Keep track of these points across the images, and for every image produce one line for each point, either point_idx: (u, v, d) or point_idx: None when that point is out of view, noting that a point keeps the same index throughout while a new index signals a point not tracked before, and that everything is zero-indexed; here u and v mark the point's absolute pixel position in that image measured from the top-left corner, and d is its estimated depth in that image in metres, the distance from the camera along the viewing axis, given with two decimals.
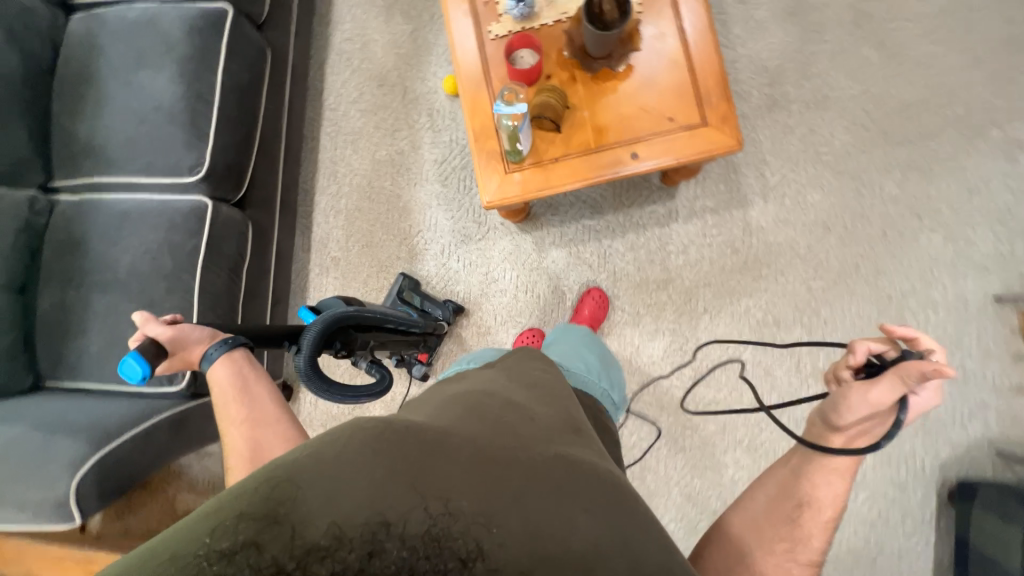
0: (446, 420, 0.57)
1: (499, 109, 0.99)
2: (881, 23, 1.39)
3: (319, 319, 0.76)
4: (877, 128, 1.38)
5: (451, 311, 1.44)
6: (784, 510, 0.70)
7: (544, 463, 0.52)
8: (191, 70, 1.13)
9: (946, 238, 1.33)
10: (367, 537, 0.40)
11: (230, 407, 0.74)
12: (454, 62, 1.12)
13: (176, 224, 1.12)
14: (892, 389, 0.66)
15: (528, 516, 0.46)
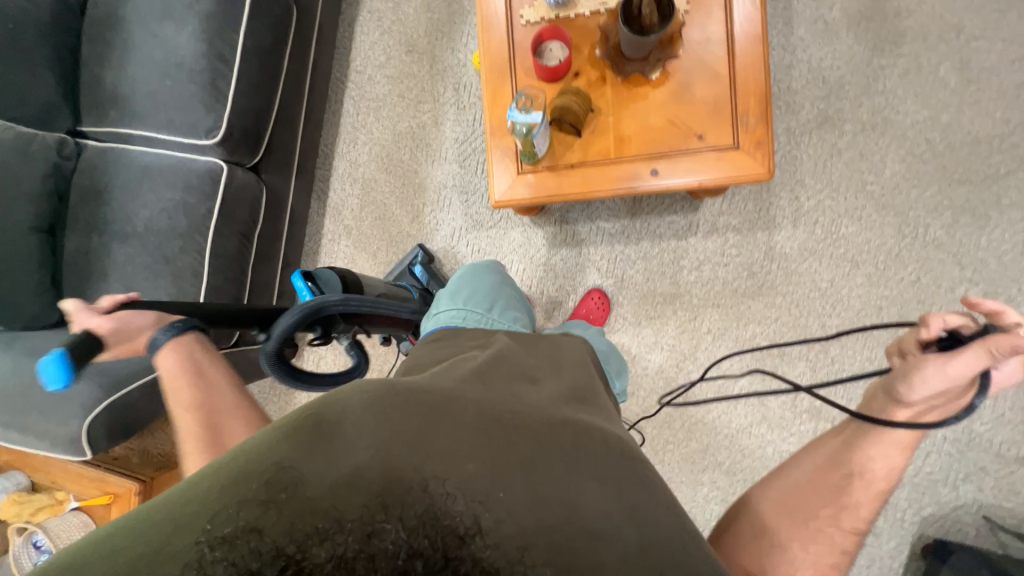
0: (451, 384, 0.62)
1: (513, 116, 0.94)
2: (967, 42, 1.23)
3: (293, 312, 0.79)
4: (935, 162, 1.25)
5: None
6: (832, 476, 0.67)
7: (541, 439, 0.54)
8: (215, 27, 1.11)
9: (986, 292, 1.23)
10: (367, 515, 0.42)
11: (182, 393, 0.80)
12: (480, 42, 1.05)
13: (192, 184, 1.15)
14: (975, 362, 0.61)
15: (528, 495, 0.48)
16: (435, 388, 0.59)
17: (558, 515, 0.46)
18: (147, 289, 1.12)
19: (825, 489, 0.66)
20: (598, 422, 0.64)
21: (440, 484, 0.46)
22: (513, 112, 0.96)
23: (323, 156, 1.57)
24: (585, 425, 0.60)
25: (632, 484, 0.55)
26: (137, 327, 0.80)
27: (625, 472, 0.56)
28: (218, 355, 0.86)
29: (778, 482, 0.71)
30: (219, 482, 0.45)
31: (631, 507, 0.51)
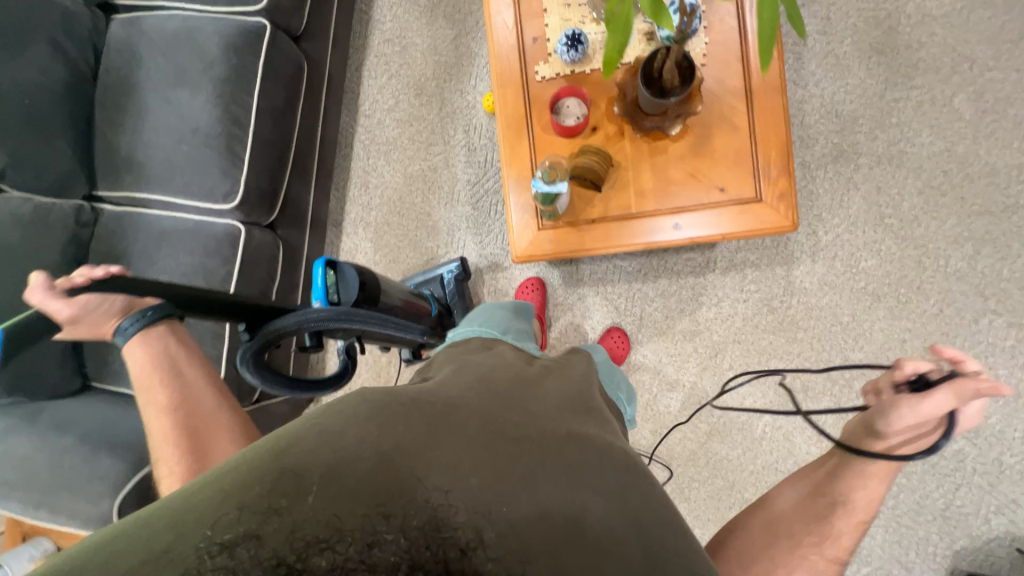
0: (455, 390, 0.61)
1: (537, 186, 0.94)
2: (981, 73, 1.23)
3: (286, 319, 0.74)
4: (953, 193, 1.24)
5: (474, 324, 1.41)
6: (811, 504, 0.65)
7: (550, 449, 0.53)
8: (229, 92, 1.12)
9: (1010, 323, 1.22)
10: (370, 522, 0.40)
11: (156, 390, 0.79)
12: (491, 62, 1.05)
13: (211, 247, 1.14)
14: (942, 404, 0.60)
15: (534, 507, 0.46)
16: (438, 396, 0.57)
17: (565, 533, 0.45)
18: None
19: (808, 517, 0.65)
20: (604, 435, 0.64)
21: (443, 489, 0.44)
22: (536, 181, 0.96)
23: (335, 200, 1.57)
24: (588, 436, 0.60)
25: (638, 502, 0.54)
26: (102, 314, 0.81)
27: (630, 486, 0.55)
28: (194, 356, 0.86)
29: (762, 512, 0.69)
30: (214, 483, 0.42)
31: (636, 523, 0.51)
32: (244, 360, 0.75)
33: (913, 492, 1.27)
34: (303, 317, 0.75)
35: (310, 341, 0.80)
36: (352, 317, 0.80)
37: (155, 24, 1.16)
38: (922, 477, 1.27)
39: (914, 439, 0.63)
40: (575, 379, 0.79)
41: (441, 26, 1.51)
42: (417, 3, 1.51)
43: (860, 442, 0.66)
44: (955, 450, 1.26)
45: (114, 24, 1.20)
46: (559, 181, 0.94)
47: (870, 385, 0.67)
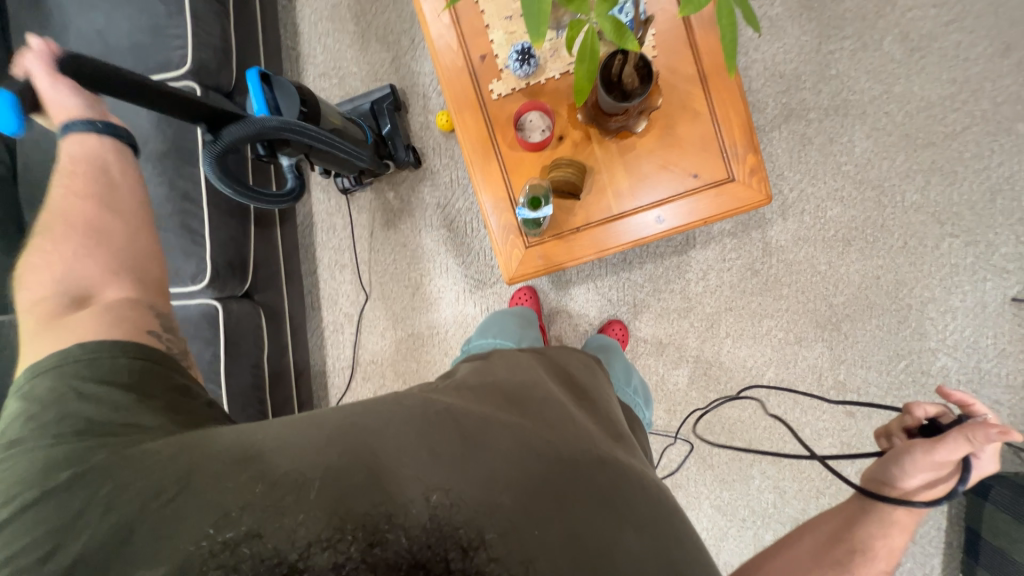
0: (489, 402, 0.60)
1: (522, 214, 0.96)
2: (903, 14, 1.29)
3: (244, 126, 0.81)
4: (899, 132, 1.31)
5: (408, 160, 1.40)
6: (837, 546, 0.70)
7: (572, 461, 0.53)
8: (173, 167, 1.06)
9: (967, 243, 1.31)
10: (375, 521, 0.43)
11: (77, 174, 0.72)
12: (434, 65, 1.02)
13: (190, 332, 1.08)
14: (957, 447, 0.68)
15: (550, 515, 0.47)
16: (473, 408, 0.57)
17: (571, 552, 0.45)
18: None
19: (829, 565, 0.68)
20: (637, 465, 0.61)
21: (452, 491, 0.46)
22: (521, 209, 0.96)
23: (304, 248, 1.51)
24: (619, 460, 0.58)
25: (666, 531, 0.51)
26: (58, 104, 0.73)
27: (659, 516, 0.53)
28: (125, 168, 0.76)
29: (787, 550, 0.72)
30: (239, 471, 0.47)
31: (666, 559, 0.48)
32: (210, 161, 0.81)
33: None
34: (258, 126, 0.82)
35: (262, 147, 0.91)
36: (302, 130, 0.88)
37: None
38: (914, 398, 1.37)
39: (933, 485, 0.70)
40: (601, 397, 0.76)
41: (376, 49, 1.44)
42: (347, 29, 1.45)
43: (882, 486, 0.72)
44: (940, 366, 1.34)
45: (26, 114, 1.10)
46: (543, 205, 0.96)
47: (883, 429, 0.81)
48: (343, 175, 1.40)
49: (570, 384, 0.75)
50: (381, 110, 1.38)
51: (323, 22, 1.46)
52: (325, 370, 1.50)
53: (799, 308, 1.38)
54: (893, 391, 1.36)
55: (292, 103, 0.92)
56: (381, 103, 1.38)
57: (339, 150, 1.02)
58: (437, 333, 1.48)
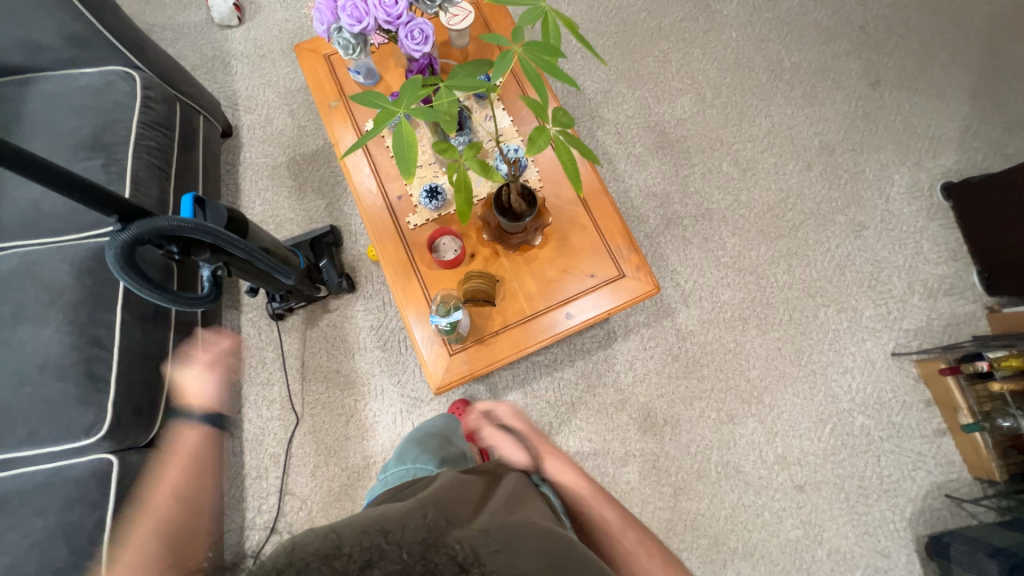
0: (435, 488, 0.67)
1: (436, 320, 1.03)
2: (730, 146, 1.68)
3: (142, 225, 0.80)
4: (756, 229, 1.60)
5: (342, 285, 1.49)
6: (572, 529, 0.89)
7: (518, 519, 0.62)
8: (84, 313, 1.03)
9: (838, 310, 1.53)
10: (382, 540, 0.51)
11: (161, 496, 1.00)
12: (357, 204, 1.18)
13: (73, 497, 0.94)
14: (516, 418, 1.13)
15: (527, 551, 0.56)
16: (424, 497, 0.63)
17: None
18: None
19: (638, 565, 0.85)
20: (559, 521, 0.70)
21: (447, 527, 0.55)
22: (435, 317, 1.04)
23: (228, 386, 1.45)
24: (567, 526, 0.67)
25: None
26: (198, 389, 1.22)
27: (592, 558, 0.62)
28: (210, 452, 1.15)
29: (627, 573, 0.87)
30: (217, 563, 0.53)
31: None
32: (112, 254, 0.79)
33: (851, 478, 1.40)
34: (164, 226, 0.83)
35: (178, 250, 0.91)
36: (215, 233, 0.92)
37: None
38: (849, 461, 1.42)
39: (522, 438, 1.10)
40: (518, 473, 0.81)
41: (311, 198, 1.63)
42: (285, 184, 1.64)
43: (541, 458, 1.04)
44: (860, 425, 1.44)
45: None
46: (454, 310, 1.04)
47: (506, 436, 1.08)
48: (276, 300, 1.44)
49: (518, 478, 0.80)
50: (318, 243, 1.51)
51: (262, 180, 1.65)
52: (245, 526, 1.34)
53: (722, 387, 1.47)
54: (830, 457, 1.42)
55: (222, 221, 1.01)
56: (320, 237, 1.52)
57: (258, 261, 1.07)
58: (373, 463, 1.39)
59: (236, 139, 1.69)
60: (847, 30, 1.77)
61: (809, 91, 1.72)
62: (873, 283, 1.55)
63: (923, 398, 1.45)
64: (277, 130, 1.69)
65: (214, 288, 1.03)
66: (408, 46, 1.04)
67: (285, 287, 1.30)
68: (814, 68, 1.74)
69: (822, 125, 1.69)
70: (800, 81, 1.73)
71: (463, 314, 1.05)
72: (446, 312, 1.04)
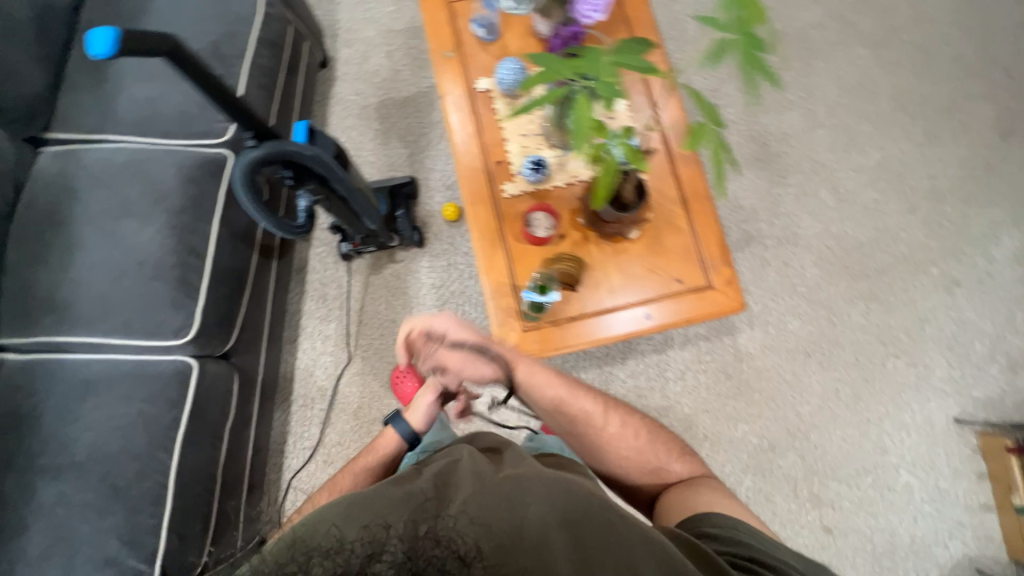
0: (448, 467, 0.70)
1: (531, 297, 1.05)
2: (832, 172, 1.59)
3: (272, 146, 0.81)
4: (840, 264, 1.53)
5: (413, 239, 1.49)
6: (556, 421, 0.96)
7: (522, 489, 0.64)
8: (186, 222, 1.06)
9: (908, 363, 1.47)
10: (382, 535, 0.56)
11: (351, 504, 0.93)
12: (455, 160, 1.17)
13: (157, 391, 0.99)
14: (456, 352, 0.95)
15: (530, 530, 0.59)
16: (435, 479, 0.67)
17: (539, 561, 0.56)
18: (90, 536, 0.91)
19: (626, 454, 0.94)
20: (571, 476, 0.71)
21: (442, 515, 0.59)
22: (529, 292, 1.05)
23: (290, 315, 1.49)
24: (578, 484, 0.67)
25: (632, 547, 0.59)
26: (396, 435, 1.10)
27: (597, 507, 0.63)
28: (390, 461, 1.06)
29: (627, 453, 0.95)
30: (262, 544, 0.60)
31: (630, 564, 0.58)
32: (243, 166, 0.80)
33: (881, 532, 1.38)
34: (289, 150, 0.84)
35: (290, 175, 0.92)
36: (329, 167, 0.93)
37: (95, 154, 1.09)
38: (883, 516, 1.39)
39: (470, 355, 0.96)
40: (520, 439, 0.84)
41: (395, 145, 1.62)
42: (371, 126, 1.63)
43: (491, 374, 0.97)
44: (903, 483, 1.41)
45: (43, 154, 1.10)
46: (549, 291, 1.05)
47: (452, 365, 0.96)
48: (348, 240, 1.44)
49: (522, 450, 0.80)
50: (396, 192, 1.50)
51: (351, 118, 1.64)
52: (286, 448, 1.40)
53: (770, 415, 1.45)
54: (864, 507, 1.40)
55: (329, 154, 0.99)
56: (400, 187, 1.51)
57: (353, 201, 1.08)
58: None
59: (331, 71, 1.67)
60: (989, 70, 1.63)
61: (931, 129, 1.60)
62: (951, 343, 1.48)
63: (976, 470, 1.40)
64: (372, 70, 1.67)
65: (309, 219, 1.03)
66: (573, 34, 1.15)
67: (365, 231, 1.29)
68: (942, 105, 1.62)
69: (936, 168, 1.58)
70: (925, 116, 1.61)
71: (557, 296, 1.07)
72: (541, 292, 1.05)
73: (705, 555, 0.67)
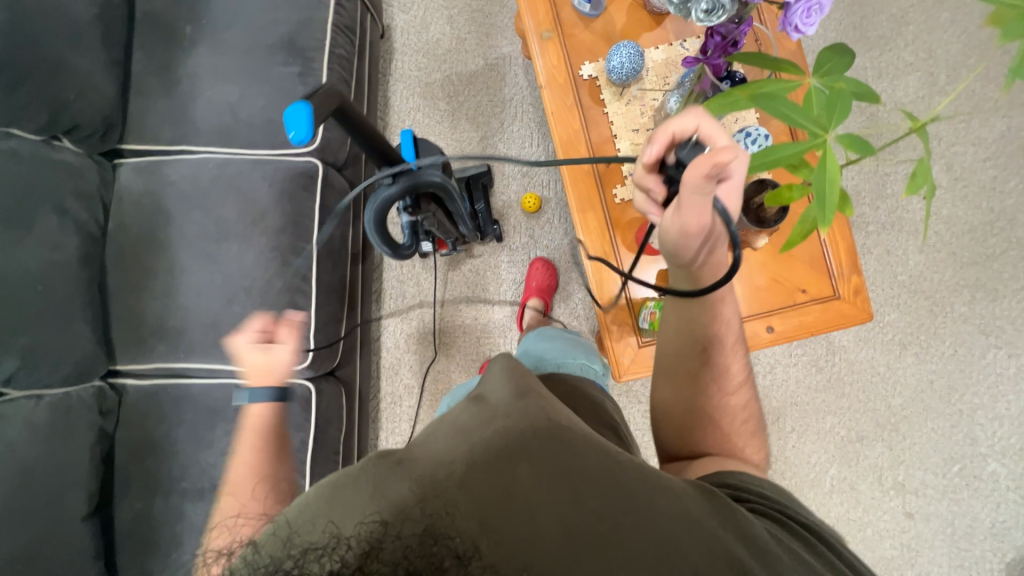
0: (445, 439, 0.52)
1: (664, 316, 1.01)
2: (947, 147, 1.44)
3: (403, 182, 0.75)
4: (947, 250, 1.43)
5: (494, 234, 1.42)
6: (679, 332, 0.70)
7: (522, 444, 0.50)
8: (287, 242, 1.01)
9: (1010, 355, 1.42)
10: (378, 529, 0.38)
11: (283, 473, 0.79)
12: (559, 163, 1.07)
13: (282, 415, 1.00)
14: (695, 217, 0.56)
15: (542, 495, 0.45)
16: (432, 455, 0.50)
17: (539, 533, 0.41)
18: None
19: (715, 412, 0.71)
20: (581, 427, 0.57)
21: (439, 507, 0.41)
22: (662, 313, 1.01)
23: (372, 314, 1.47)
24: (575, 434, 0.53)
25: (653, 517, 0.46)
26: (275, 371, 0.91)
27: (608, 465, 0.50)
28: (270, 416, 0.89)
29: (722, 407, 0.71)
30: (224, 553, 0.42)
31: (655, 537, 0.44)
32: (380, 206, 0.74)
33: (963, 517, 1.41)
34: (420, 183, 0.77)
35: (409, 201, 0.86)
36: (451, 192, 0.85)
37: (180, 168, 1.02)
38: (967, 502, 1.41)
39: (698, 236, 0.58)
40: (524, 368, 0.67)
41: (465, 127, 1.49)
42: (438, 106, 1.49)
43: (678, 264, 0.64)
44: (990, 471, 1.41)
45: (124, 170, 1.03)
46: None
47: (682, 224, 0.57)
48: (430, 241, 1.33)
49: (531, 386, 0.63)
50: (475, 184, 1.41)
51: (415, 97, 1.50)
52: (380, 444, 1.44)
53: (859, 407, 1.44)
54: (949, 494, 1.41)
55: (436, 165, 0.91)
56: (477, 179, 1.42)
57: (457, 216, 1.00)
58: None
59: (389, 44, 1.52)
60: None
61: None
62: None
63: None
64: (434, 40, 1.51)
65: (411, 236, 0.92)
66: (791, 19, 0.70)
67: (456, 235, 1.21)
68: None
69: None
70: None
71: None
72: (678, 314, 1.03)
73: (723, 505, 0.52)
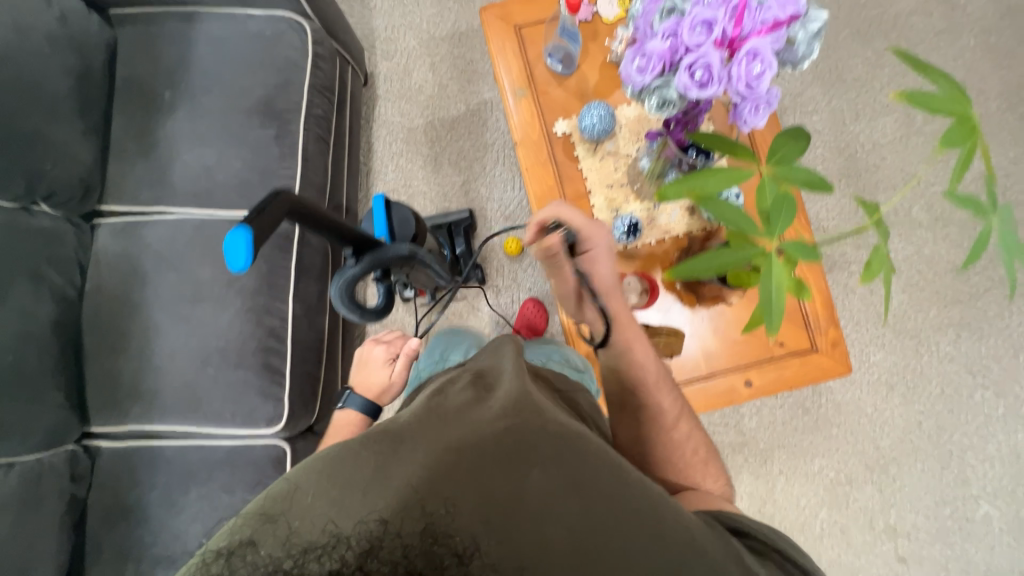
0: (444, 418, 0.50)
1: None
2: (925, 187, 1.45)
3: (366, 261, 0.76)
4: (930, 289, 1.43)
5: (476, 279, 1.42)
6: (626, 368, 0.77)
7: (523, 438, 0.47)
8: (262, 302, 1.01)
9: (997, 395, 1.41)
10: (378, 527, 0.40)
11: None
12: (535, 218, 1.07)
13: (256, 478, 0.99)
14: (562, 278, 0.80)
15: (538, 492, 0.43)
16: (430, 434, 0.48)
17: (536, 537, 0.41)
18: None
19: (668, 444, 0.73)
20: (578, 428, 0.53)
21: (441, 503, 0.42)
22: None
23: None
24: (583, 436, 0.51)
25: (650, 534, 0.43)
26: None
27: (607, 475, 0.46)
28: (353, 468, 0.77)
29: (673, 439, 0.73)
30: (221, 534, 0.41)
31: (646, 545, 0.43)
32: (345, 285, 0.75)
33: (956, 560, 1.38)
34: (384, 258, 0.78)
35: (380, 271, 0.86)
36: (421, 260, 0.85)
37: (157, 230, 1.02)
38: (960, 545, 1.38)
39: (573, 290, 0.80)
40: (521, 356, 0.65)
41: (447, 172, 1.50)
42: (420, 151, 1.51)
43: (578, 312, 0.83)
44: (983, 513, 1.39)
45: (102, 232, 1.04)
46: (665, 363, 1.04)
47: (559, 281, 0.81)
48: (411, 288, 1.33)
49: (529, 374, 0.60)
50: (457, 229, 1.42)
51: (397, 143, 1.52)
52: None
53: (847, 449, 1.42)
54: (941, 538, 1.39)
55: (408, 221, 0.94)
56: (459, 225, 1.42)
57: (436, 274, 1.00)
58: None
59: (373, 90, 1.54)
60: None
61: None
62: None
63: None
64: (416, 87, 1.53)
65: None
66: (739, 113, 0.72)
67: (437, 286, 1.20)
68: None
69: None
70: None
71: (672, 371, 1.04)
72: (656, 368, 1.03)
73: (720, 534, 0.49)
